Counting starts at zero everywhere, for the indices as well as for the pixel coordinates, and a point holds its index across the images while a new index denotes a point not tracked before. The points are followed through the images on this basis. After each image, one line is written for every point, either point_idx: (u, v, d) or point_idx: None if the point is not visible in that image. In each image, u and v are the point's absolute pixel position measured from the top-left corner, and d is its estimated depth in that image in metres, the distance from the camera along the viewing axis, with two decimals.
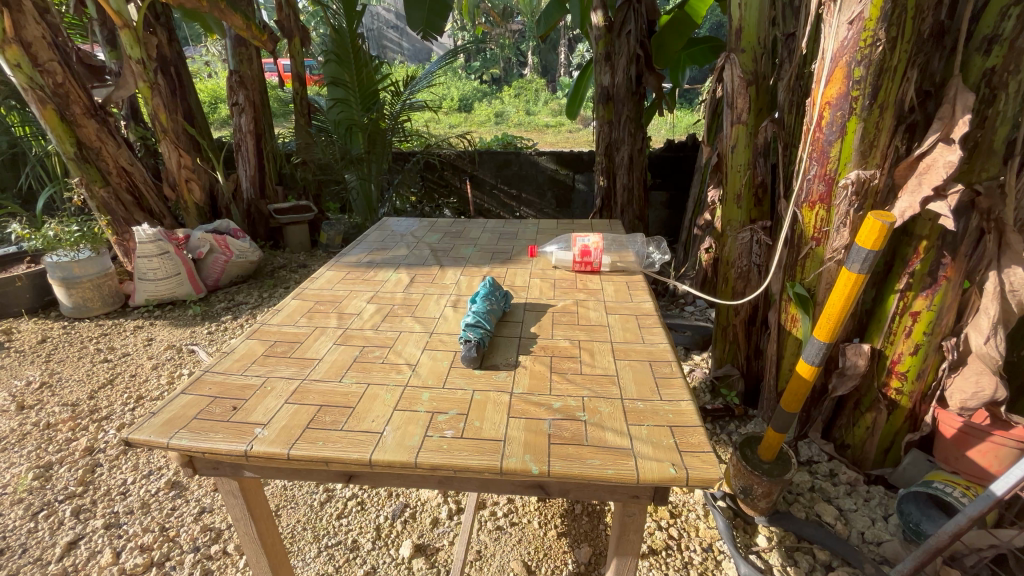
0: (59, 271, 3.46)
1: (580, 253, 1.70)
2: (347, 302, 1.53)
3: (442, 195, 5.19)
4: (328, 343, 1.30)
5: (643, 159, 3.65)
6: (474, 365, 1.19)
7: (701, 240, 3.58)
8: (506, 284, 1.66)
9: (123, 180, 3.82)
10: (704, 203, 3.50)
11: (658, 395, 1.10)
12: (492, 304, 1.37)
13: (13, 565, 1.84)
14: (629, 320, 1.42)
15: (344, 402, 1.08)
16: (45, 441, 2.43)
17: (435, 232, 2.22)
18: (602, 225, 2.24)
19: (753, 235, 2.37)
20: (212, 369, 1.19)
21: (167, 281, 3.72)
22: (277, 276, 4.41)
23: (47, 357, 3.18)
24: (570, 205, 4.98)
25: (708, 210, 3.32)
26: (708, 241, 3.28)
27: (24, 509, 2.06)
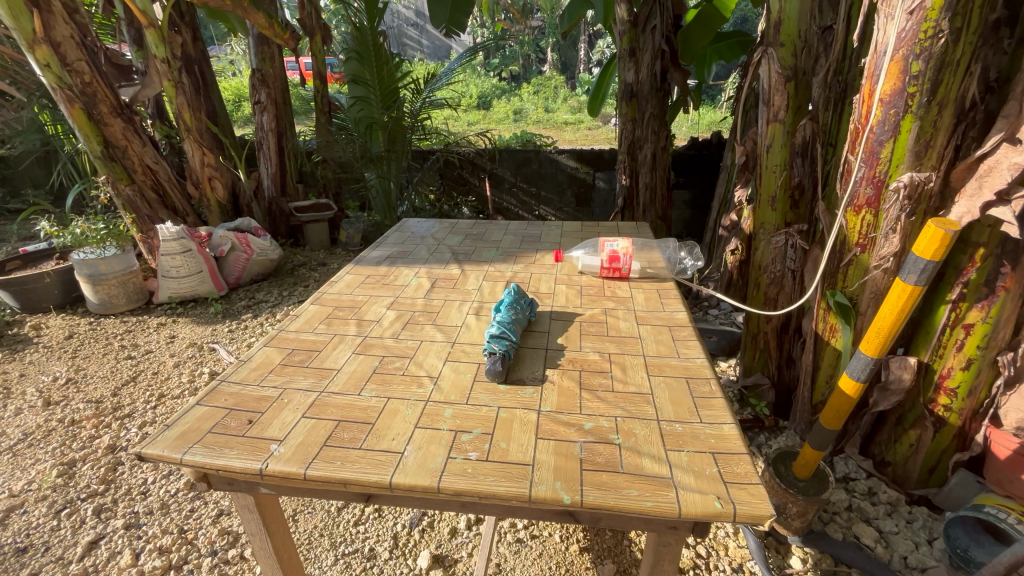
0: (86, 268, 3.52)
1: (608, 258, 1.62)
2: (366, 307, 1.48)
3: (461, 193, 5.16)
4: (346, 353, 1.25)
5: (667, 158, 3.55)
6: (499, 379, 1.13)
7: (726, 241, 3.47)
8: (530, 291, 1.59)
9: (148, 178, 3.86)
10: (729, 203, 3.39)
11: (697, 416, 1.02)
12: (519, 313, 1.31)
13: (36, 563, 1.85)
14: (662, 331, 1.34)
15: (364, 417, 1.03)
16: (70, 438, 2.45)
17: (455, 233, 2.16)
18: (629, 227, 2.15)
19: (789, 238, 2.26)
20: (228, 378, 1.15)
21: (189, 278, 3.75)
22: (297, 274, 4.42)
23: (74, 352, 3.23)
24: (591, 204, 4.89)
25: (734, 211, 3.21)
26: (735, 243, 3.16)
27: (48, 507, 2.07)
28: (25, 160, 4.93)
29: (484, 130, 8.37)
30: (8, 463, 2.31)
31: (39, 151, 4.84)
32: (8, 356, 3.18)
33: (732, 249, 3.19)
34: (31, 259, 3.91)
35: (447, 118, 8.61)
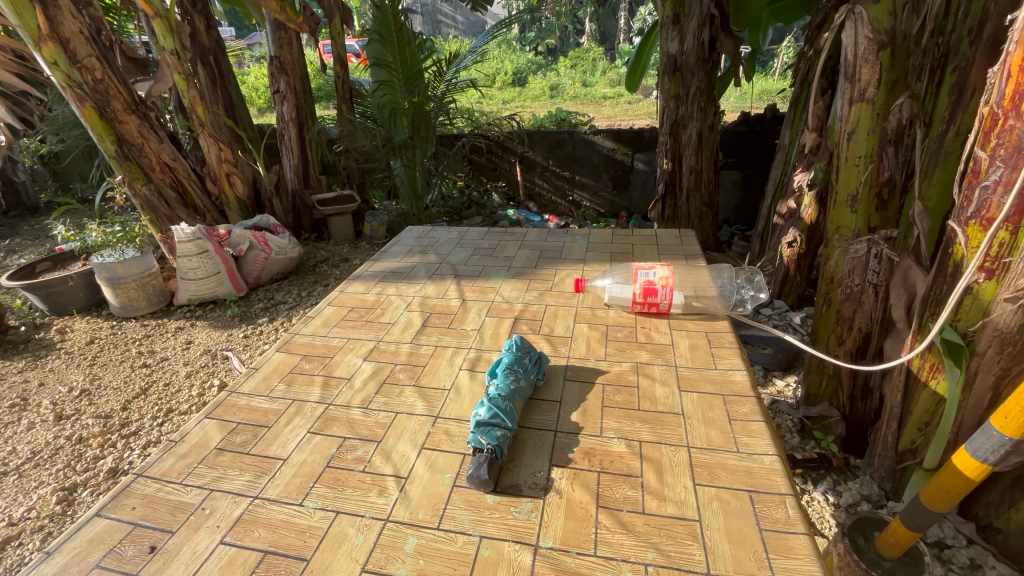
0: (104, 272, 2.86)
1: (642, 291, 1.28)
2: (337, 358, 1.21)
3: (491, 177, 4.75)
4: (300, 432, 0.99)
5: (714, 138, 3.09)
6: (485, 488, 0.83)
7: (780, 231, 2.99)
8: (544, 332, 1.27)
9: (167, 178, 3.17)
10: (786, 187, 2.92)
11: (768, 571, 0.69)
12: (520, 381, 1.00)
13: None
14: (714, 405, 1.00)
15: (299, 548, 0.76)
16: (74, 458, 2.01)
17: (463, 247, 1.85)
18: (670, 238, 1.81)
19: (872, 247, 1.81)
20: (147, 472, 0.91)
21: (206, 281, 3.08)
22: (318, 272, 3.66)
23: (93, 359, 2.67)
24: (628, 187, 4.45)
25: (793, 197, 2.76)
26: (792, 234, 2.76)
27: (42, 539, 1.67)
28: (69, 156, 4.36)
29: (517, 108, 7.87)
30: (10, 488, 1.90)
31: (83, 146, 4.22)
32: (29, 363, 2.63)
33: (790, 241, 2.77)
34: (62, 260, 3.33)
35: (479, 98, 8.16)
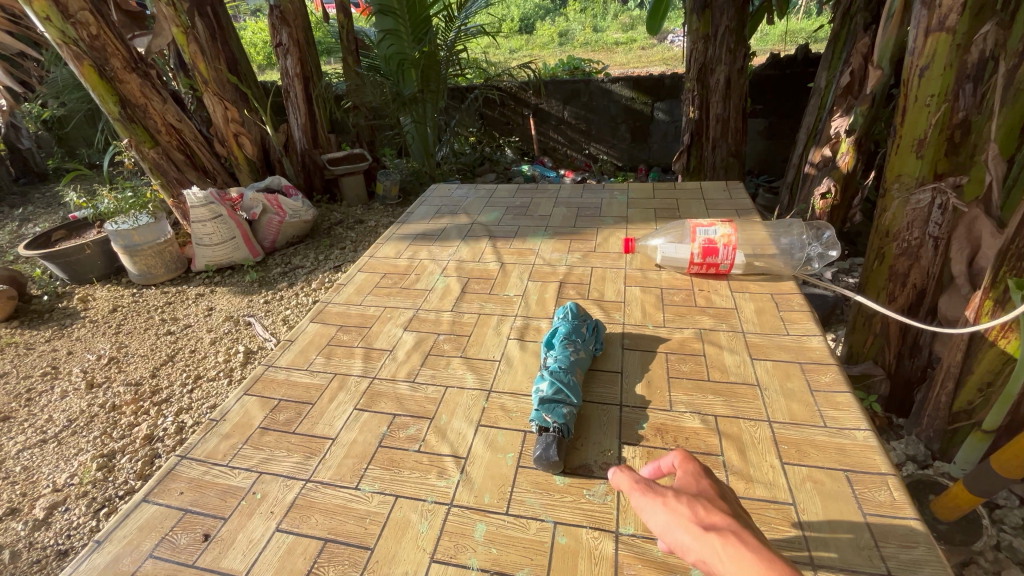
0: (120, 240, 2.61)
1: (701, 250, 1.17)
2: (376, 329, 1.14)
3: (503, 132, 4.45)
4: (347, 409, 0.93)
5: (744, 81, 2.81)
6: (555, 470, 0.77)
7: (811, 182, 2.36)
8: (594, 297, 1.18)
9: (174, 140, 2.94)
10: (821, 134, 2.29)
11: (880, 561, 0.63)
12: (580, 352, 0.93)
13: None
14: (791, 374, 0.92)
15: (360, 536, 0.71)
16: (109, 426, 1.80)
17: (493, 206, 1.74)
18: (718, 192, 1.68)
19: (936, 198, 1.41)
20: (191, 454, 0.86)
21: (223, 247, 2.74)
22: (332, 234, 3.25)
23: (118, 327, 2.41)
24: (647, 138, 4.16)
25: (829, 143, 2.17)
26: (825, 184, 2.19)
27: (86, 506, 1.51)
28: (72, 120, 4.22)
29: (525, 58, 7.41)
30: (48, 456, 1.70)
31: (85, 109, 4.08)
32: (55, 332, 2.40)
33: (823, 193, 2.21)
34: (77, 227, 3.16)
35: (485, 48, 7.69)
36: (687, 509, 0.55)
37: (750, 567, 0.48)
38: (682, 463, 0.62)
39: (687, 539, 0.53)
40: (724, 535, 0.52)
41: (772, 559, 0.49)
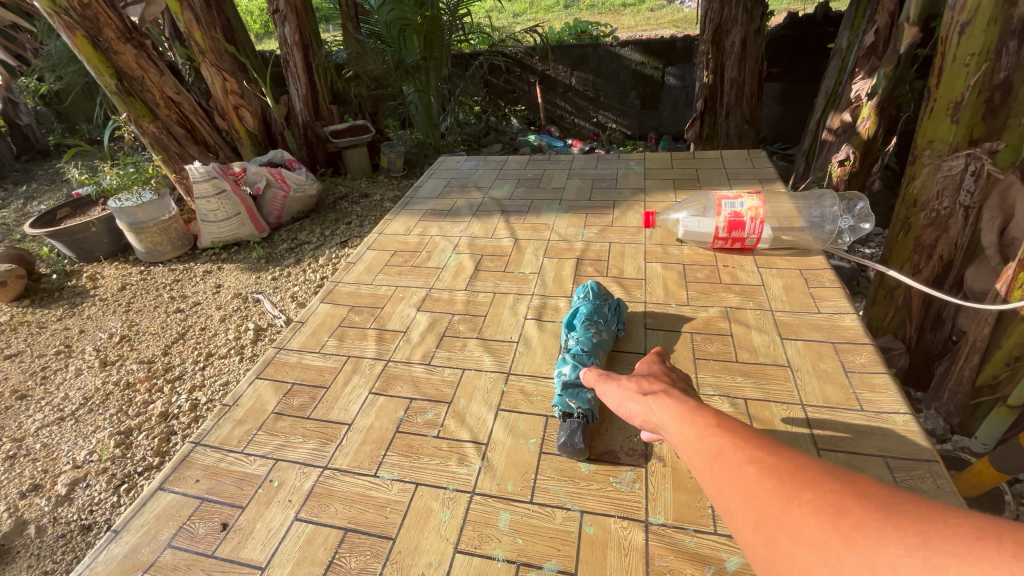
0: (125, 217, 2.56)
1: (727, 224, 1.11)
2: (388, 309, 1.10)
3: (509, 101, 4.29)
4: (362, 393, 0.90)
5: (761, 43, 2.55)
6: (580, 457, 0.74)
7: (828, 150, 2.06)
8: (613, 275, 1.14)
9: (173, 113, 2.81)
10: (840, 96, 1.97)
11: None
12: (603, 334, 0.89)
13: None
14: (823, 355, 0.88)
15: (381, 526, 0.69)
16: (124, 403, 1.76)
17: (504, 179, 1.68)
18: (741, 161, 1.60)
19: (969, 166, 1.26)
20: (205, 440, 0.84)
21: (228, 223, 2.68)
22: (338, 209, 3.16)
23: (127, 305, 2.38)
24: (657, 106, 3.96)
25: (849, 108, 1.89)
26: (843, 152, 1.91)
27: (106, 481, 1.48)
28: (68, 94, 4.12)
29: (530, 22, 7.09)
30: (64, 434, 1.67)
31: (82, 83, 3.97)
32: (66, 311, 2.37)
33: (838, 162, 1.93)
34: (81, 205, 3.12)
35: (488, 12, 7.37)
36: (632, 380, 0.70)
37: (667, 404, 0.61)
38: (648, 357, 0.76)
39: (633, 403, 0.67)
40: (655, 393, 0.64)
41: (687, 400, 0.61)
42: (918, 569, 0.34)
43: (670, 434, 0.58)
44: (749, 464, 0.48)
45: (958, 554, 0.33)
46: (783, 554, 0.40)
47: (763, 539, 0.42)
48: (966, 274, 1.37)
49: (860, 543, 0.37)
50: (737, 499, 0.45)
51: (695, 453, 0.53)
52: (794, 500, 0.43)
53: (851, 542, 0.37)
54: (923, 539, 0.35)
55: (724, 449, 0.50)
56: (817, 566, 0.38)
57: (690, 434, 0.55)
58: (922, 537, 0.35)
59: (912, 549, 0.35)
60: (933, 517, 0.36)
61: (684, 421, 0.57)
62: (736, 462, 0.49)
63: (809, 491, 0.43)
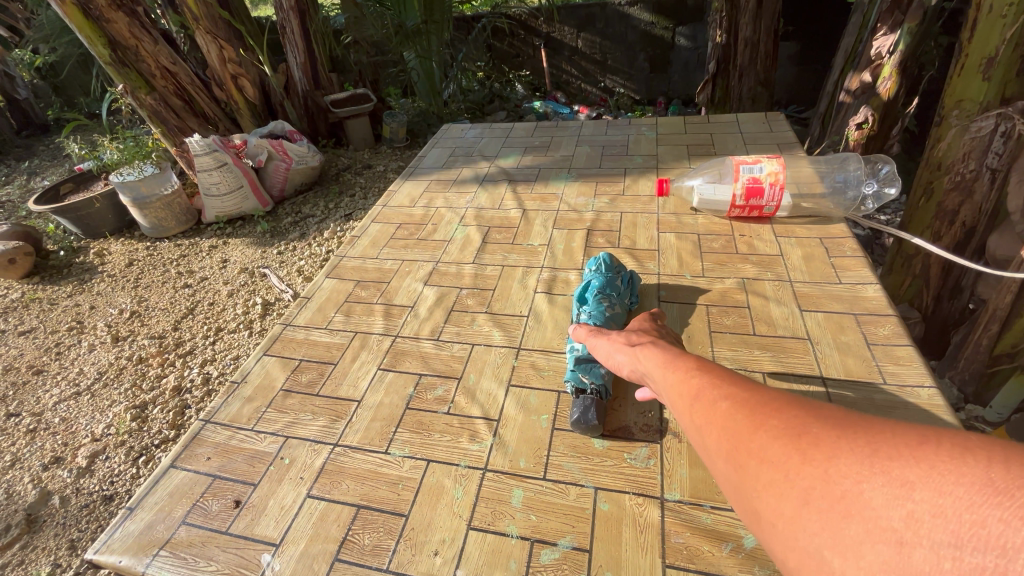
0: (128, 192, 2.52)
1: (745, 190, 1.06)
2: (395, 284, 1.08)
3: (513, 66, 4.14)
4: (371, 369, 0.89)
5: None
6: (593, 433, 0.73)
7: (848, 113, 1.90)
8: (626, 246, 1.10)
9: (170, 84, 2.69)
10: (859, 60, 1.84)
11: None
12: (616, 308, 0.86)
13: (49, 545, 1.27)
14: (845, 327, 0.85)
15: (394, 503, 0.69)
16: (138, 378, 1.77)
17: (510, 147, 1.63)
18: (758, 125, 1.53)
19: (999, 128, 1.18)
20: (216, 418, 0.84)
21: (231, 197, 2.63)
22: (341, 180, 3.10)
23: (135, 281, 2.37)
24: (667, 68, 3.78)
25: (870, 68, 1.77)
26: (863, 113, 1.79)
27: (125, 454, 1.49)
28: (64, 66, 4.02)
29: None
30: (80, 409, 1.68)
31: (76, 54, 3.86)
32: (76, 287, 2.38)
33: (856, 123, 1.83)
34: (83, 180, 3.08)
35: None
36: (623, 334, 0.70)
37: (653, 354, 0.62)
38: (641, 316, 0.76)
39: (623, 356, 0.67)
40: (643, 344, 0.65)
41: (674, 350, 0.61)
42: (869, 478, 0.34)
43: (655, 380, 0.59)
44: (722, 398, 0.48)
45: (904, 459, 0.33)
46: (747, 477, 0.41)
47: (732, 465, 0.43)
48: (990, 241, 1.28)
49: (817, 458, 0.37)
50: (709, 430, 0.46)
51: (676, 395, 0.53)
52: (760, 426, 0.43)
53: (809, 460, 0.37)
54: (874, 449, 0.35)
55: (701, 388, 0.51)
56: (779, 486, 0.38)
57: (672, 378, 0.55)
58: (873, 447, 0.35)
59: (864, 458, 0.35)
60: (891, 432, 0.36)
61: (667, 368, 0.57)
62: (712, 399, 0.49)
63: (776, 416, 0.43)
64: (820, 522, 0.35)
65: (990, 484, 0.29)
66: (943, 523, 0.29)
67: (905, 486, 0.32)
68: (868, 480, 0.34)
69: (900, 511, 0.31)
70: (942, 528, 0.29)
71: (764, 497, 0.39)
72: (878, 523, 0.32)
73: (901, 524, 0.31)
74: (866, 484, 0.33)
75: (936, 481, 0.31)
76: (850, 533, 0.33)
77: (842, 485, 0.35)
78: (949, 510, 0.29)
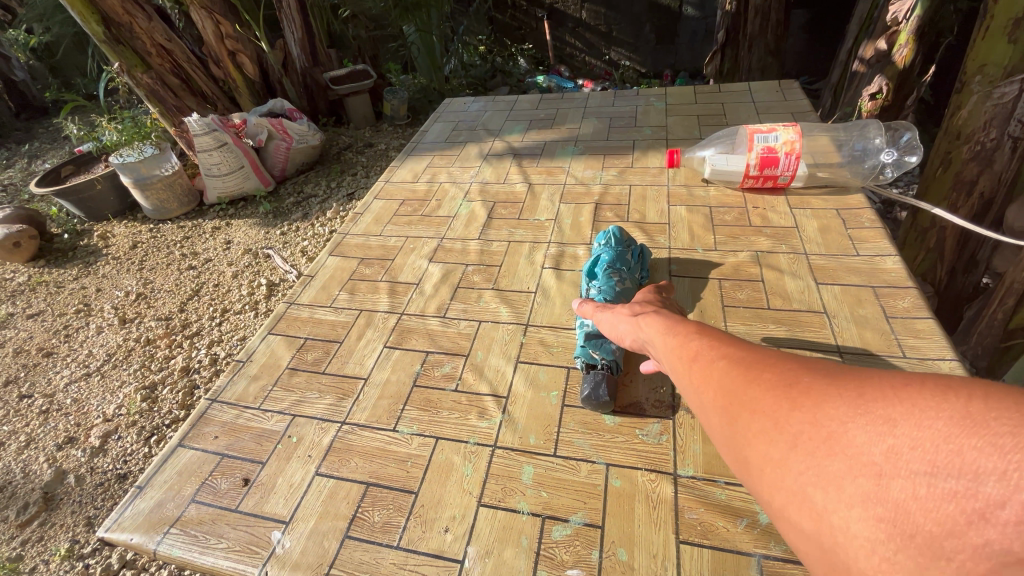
0: (129, 173, 2.48)
1: (760, 160, 1.02)
2: (399, 261, 1.06)
3: (515, 40, 4.02)
4: (377, 347, 0.88)
5: None
6: (604, 409, 0.72)
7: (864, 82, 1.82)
8: (635, 219, 1.07)
9: (166, 63, 2.61)
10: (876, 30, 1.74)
11: None
12: (626, 282, 0.84)
13: (64, 522, 1.28)
14: (863, 300, 0.82)
15: (403, 480, 0.68)
16: (146, 359, 1.77)
17: (515, 120, 1.58)
18: (772, 94, 1.48)
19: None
20: (222, 397, 0.83)
21: (232, 177, 2.59)
22: (342, 159, 3.05)
23: (140, 263, 2.36)
24: (673, 38, 3.64)
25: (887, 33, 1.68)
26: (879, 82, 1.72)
27: (136, 434, 1.50)
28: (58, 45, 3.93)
29: None
30: (90, 390, 1.69)
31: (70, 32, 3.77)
32: (81, 270, 2.37)
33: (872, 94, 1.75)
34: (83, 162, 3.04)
35: None
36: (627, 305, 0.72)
37: (655, 323, 0.63)
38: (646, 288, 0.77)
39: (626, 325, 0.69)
40: (645, 313, 0.66)
41: (677, 318, 0.62)
42: (853, 419, 0.35)
43: (658, 349, 0.61)
44: (721, 359, 0.49)
45: (886, 398, 0.34)
46: (742, 428, 0.42)
47: (729, 420, 0.45)
48: (1009, 214, 1.21)
49: (806, 406, 0.38)
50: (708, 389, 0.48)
51: (678, 360, 0.55)
52: (754, 381, 0.44)
53: (798, 408, 0.39)
54: (861, 393, 0.36)
55: (700, 351, 0.53)
56: (771, 434, 0.40)
57: (673, 344, 0.57)
58: (859, 391, 0.36)
59: (851, 402, 0.36)
60: (876, 375, 0.36)
61: (669, 335, 0.59)
62: (711, 360, 0.50)
63: (769, 371, 0.44)
64: (807, 463, 0.36)
65: (966, 416, 0.29)
66: (921, 456, 0.30)
67: (886, 424, 0.33)
68: (852, 420, 0.35)
69: (881, 447, 0.32)
70: (918, 458, 0.30)
71: (756, 444, 0.41)
72: (861, 459, 0.33)
73: (882, 458, 0.32)
74: (852, 426, 0.35)
75: (915, 415, 0.32)
76: (834, 470, 0.35)
77: (828, 428, 0.36)
78: (926, 442, 0.30)
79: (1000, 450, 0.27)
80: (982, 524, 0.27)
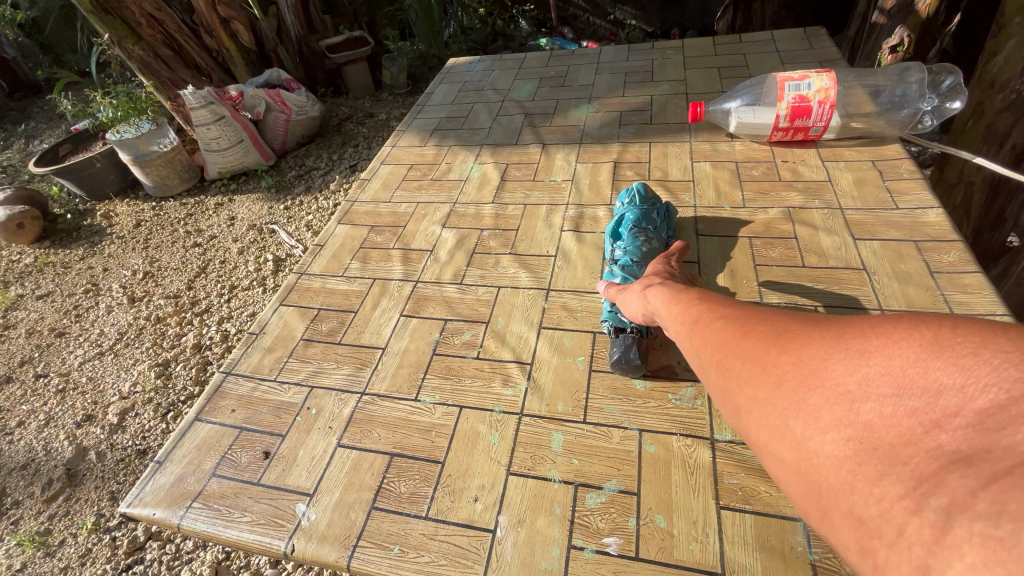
0: (127, 150, 2.42)
1: (792, 111, 0.95)
2: (411, 228, 1.02)
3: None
4: (393, 317, 0.84)
5: None
6: (634, 374, 0.68)
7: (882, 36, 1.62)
8: (657, 178, 1.02)
9: (157, 33, 2.48)
10: None
11: None
12: (653, 243, 0.80)
13: (87, 497, 1.29)
14: (904, 255, 0.78)
15: (428, 449, 0.66)
16: (157, 336, 1.76)
17: (524, 79, 1.50)
18: (797, 42, 1.39)
19: None
20: (237, 370, 0.81)
21: (231, 151, 2.52)
22: (342, 130, 2.96)
23: (144, 241, 2.33)
24: None
25: None
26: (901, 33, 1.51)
27: (152, 411, 1.50)
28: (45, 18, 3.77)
29: None
30: (103, 368, 1.68)
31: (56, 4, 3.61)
32: (87, 249, 2.34)
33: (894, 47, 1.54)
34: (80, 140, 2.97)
35: None
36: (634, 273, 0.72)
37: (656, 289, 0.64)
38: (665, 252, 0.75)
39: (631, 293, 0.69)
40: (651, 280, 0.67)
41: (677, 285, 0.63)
42: (834, 355, 0.37)
43: (662, 317, 0.60)
44: (714, 316, 0.51)
45: (866, 335, 0.36)
46: (730, 371, 0.44)
47: (716, 366, 0.46)
48: None
49: (792, 349, 0.40)
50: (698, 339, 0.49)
51: (674, 319, 0.56)
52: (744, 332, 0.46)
53: (785, 350, 0.41)
54: (842, 334, 0.38)
55: (696, 309, 0.54)
56: (756, 374, 0.41)
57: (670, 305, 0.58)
58: (841, 333, 0.38)
59: (832, 342, 0.38)
60: (859, 321, 0.39)
61: (668, 298, 0.60)
62: (704, 316, 0.52)
63: (760, 322, 0.46)
64: (788, 398, 0.38)
65: (935, 344, 0.33)
66: (890, 380, 0.33)
67: (864, 356, 0.35)
68: (833, 357, 0.37)
69: (856, 375, 0.35)
70: (888, 383, 0.33)
71: (742, 386, 0.43)
72: (837, 388, 0.35)
73: (855, 386, 0.35)
74: (831, 362, 0.37)
75: (891, 348, 0.34)
76: (811, 401, 0.37)
77: (810, 365, 0.38)
78: (899, 369, 0.33)
79: (964, 369, 0.30)
80: (936, 431, 0.30)
